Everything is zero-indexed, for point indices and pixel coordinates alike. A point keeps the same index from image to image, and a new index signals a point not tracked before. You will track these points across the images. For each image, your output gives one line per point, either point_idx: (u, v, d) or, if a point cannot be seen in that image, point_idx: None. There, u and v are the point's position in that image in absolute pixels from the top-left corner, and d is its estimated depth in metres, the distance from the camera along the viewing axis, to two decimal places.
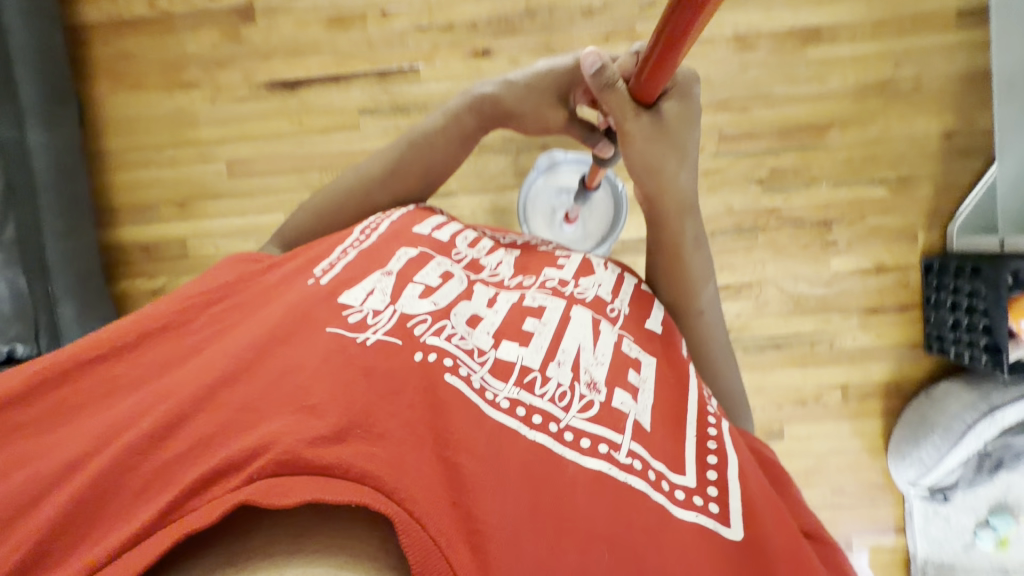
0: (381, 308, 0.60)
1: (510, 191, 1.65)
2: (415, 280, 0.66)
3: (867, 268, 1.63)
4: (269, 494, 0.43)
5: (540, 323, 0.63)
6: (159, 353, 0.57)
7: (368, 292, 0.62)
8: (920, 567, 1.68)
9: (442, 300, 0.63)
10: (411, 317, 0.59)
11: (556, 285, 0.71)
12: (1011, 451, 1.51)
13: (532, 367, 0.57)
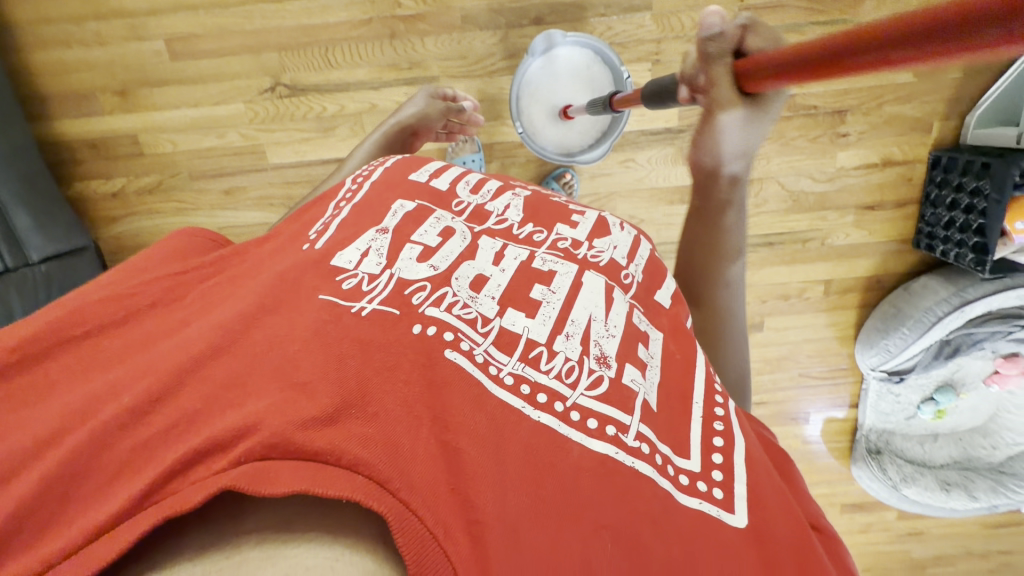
0: (376, 272, 0.61)
1: (499, 76, 1.48)
2: (412, 239, 0.66)
3: (873, 163, 1.56)
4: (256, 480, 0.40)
5: (548, 291, 0.64)
6: (146, 329, 0.55)
7: (362, 253, 0.63)
8: (865, 434, 1.91)
9: (440, 263, 0.64)
10: (409, 283, 0.60)
11: (568, 246, 0.71)
12: (970, 340, 1.62)
13: (538, 341, 0.58)
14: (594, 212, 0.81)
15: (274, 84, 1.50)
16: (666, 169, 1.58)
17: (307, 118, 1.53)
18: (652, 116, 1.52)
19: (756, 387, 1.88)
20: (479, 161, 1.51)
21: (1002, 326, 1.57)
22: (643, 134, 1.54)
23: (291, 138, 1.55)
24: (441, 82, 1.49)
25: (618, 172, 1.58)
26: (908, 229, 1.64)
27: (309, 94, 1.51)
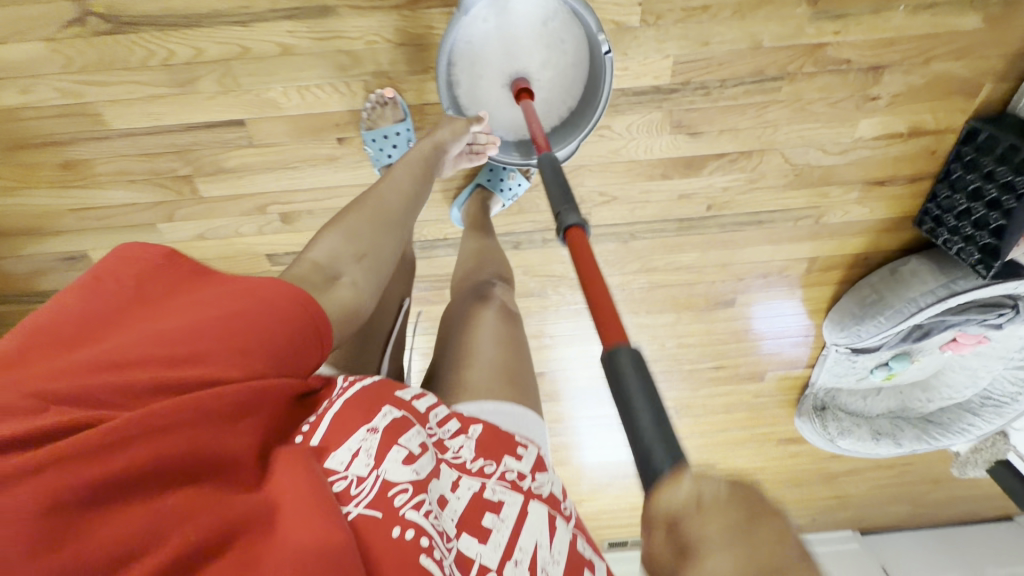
0: (365, 474, 0.55)
1: (428, 8, 1.03)
2: (400, 441, 0.58)
3: (898, 132, 1.27)
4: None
5: (499, 518, 0.58)
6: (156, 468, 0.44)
7: (353, 452, 0.57)
8: (814, 391, 1.93)
9: (424, 470, 0.57)
10: (392, 486, 0.54)
11: (515, 477, 0.63)
12: (943, 324, 1.53)
13: (490, 567, 0.54)
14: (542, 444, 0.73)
15: (82, 14, 1.01)
16: (648, 139, 1.23)
17: (150, 65, 1.06)
18: (638, 71, 1.13)
19: (718, 355, 1.82)
20: (408, 133, 1.12)
21: (979, 314, 1.47)
22: (624, 94, 1.16)
23: (133, 94, 1.09)
24: (340, 15, 1.03)
25: (588, 142, 1.23)
26: (914, 205, 1.43)
27: (144, 29, 1.03)
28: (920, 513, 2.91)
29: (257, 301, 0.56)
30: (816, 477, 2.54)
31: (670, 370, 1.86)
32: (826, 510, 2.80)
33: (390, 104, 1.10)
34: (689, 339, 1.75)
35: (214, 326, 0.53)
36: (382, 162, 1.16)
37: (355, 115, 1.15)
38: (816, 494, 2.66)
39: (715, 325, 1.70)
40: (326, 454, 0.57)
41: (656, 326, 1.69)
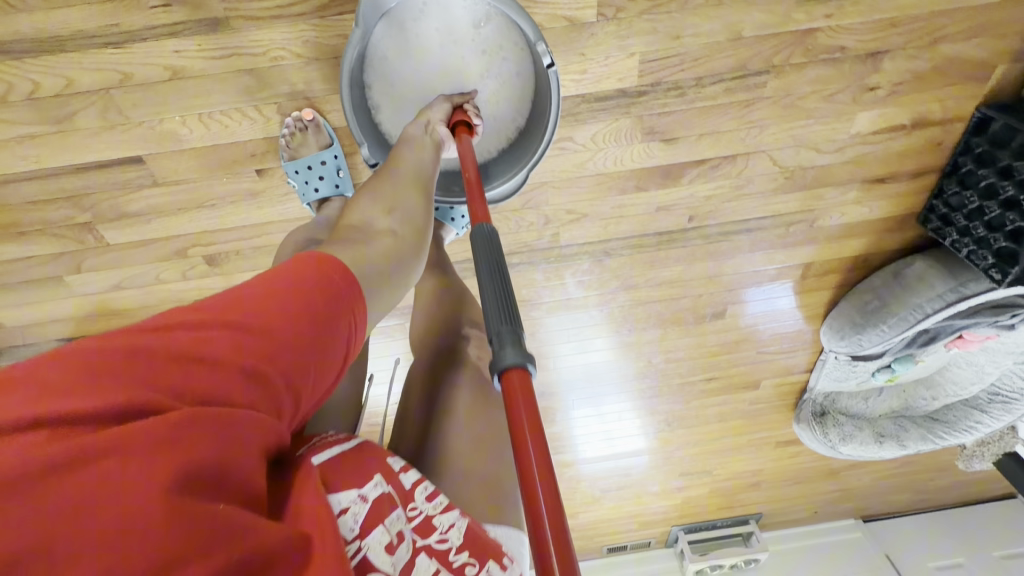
0: (347, 538, 0.48)
1: (339, 14, 0.85)
2: (386, 522, 0.52)
3: (900, 125, 1.12)
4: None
5: None
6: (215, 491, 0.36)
7: (340, 507, 0.50)
8: (813, 395, 1.82)
9: (400, 566, 0.50)
10: (369, 573, 0.48)
11: None
12: (950, 328, 1.41)
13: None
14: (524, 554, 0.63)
15: None
16: (618, 149, 1.07)
17: (13, 100, 0.88)
18: (599, 74, 0.96)
19: (709, 366, 1.69)
20: (337, 160, 0.95)
21: (992, 316, 1.34)
22: (585, 101, 1.00)
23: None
24: (235, 28, 0.85)
25: (548, 157, 1.08)
26: (918, 202, 1.28)
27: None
28: (923, 498, 2.85)
29: (336, 293, 0.48)
30: (817, 473, 2.46)
31: (659, 385, 1.74)
32: (827, 502, 2.73)
33: (312, 127, 0.93)
34: (677, 353, 1.61)
35: (279, 313, 0.43)
36: (310, 198, 0.98)
37: (271, 144, 0.97)
38: (818, 488, 2.59)
39: (704, 338, 1.57)
40: (328, 489, 0.51)
41: (641, 343, 1.55)
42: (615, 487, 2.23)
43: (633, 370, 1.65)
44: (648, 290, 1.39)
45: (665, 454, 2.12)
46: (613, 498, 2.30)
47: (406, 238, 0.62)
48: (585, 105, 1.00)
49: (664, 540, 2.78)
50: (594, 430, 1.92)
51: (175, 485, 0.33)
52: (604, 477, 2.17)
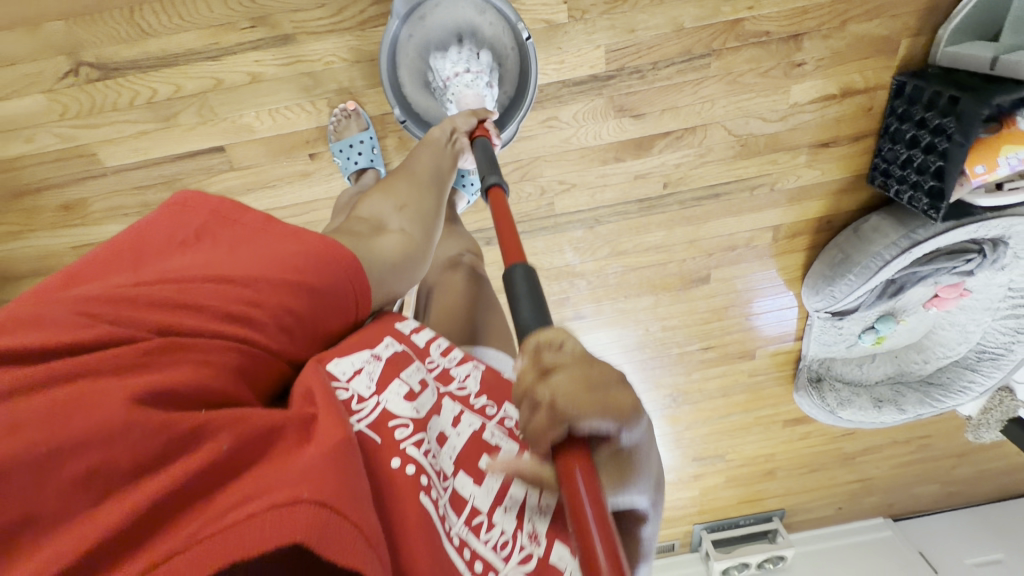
0: (365, 393, 0.62)
1: (375, 26, 1.14)
2: (401, 376, 0.65)
3: (832, 94, 1.35)
4: (321, 540, 0.40)
5: (496, 461, 0.61)
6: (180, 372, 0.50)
7: (356, 369, 0.64)
8: (808, 363, 1.93)
9: (423, 407, 0.63)
10: (393, 417, 0.60)
11: (519, 427, 0.66)
12: (915, 277, 1.57)
13: (481, 509, 0.59)
14: None
15: (76, 66, 1.12)
16: (596, 125, 1.33)
17: (136, 105, 1.17)
18: (574, 62, 1.24)
19: (704, 334, 1.84)
20: (371, 140, 1.20)
21: (947, 262, 1.52)
22: (565, 86, 1.26)
23: (122, 133, 1.19)
24: (299, 43, 1.14)
25: (540, 134, 1.33)
26: (863, 164, 1.49)
27: (128, 74, 1.14)
28: (951, 493, 2.79)
29: (283, 245, 0.66)
30: (833, 461, 2.48)
31: (660, 357, 1.88)
32: (851, 498, 2.69)
33: (352, 115, 1.20)
34: (672, 321, 1.78)
35: (235, 274, 0.61)
36: (352, 171, 1.21)
37: (323, 131, 1.25)
38: (836, 479, 2.58)
39: (694, 303, 1.74)
40: (333, 361, 0.63)
41: (637, 310, 1.73)
42: None
43: (634, 340, 1.81)
44: (637, 255, 1.59)
45: (676, 436, 2.21)
46: None
47: (411, 239, 0.85)
48: (566, 88, 1.26)
49: (689, 543, 2.73)
50: None
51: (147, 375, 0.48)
52: None
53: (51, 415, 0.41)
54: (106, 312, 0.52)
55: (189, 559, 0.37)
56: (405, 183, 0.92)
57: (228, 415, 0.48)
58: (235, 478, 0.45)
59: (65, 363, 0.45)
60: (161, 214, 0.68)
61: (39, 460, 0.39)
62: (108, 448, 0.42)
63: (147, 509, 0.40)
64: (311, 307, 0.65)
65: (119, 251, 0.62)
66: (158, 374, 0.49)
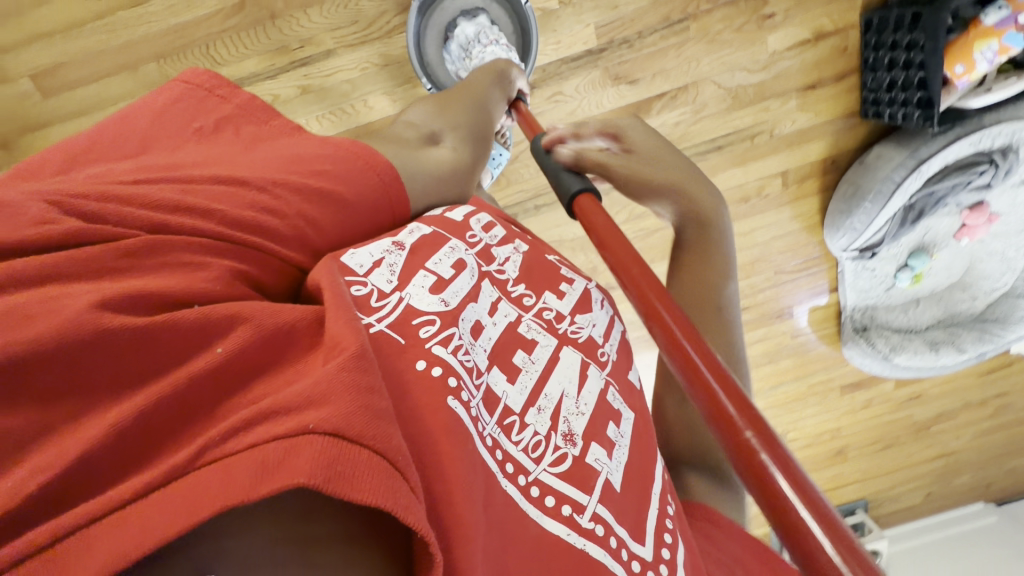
0: (387, 288, 0.58)
1: (400, 34, 1.38)
2: (426, 268, 0.62)
3: (806, 39, 1.50)
4: (328, 480, 0.33)
5: (529, 359, 0.62)
6: (172, 278, 0.46)
7: (375, 260, 0.61)
8: (849, 315, 1.92)
9: (452, 298, 0.60)
10: (418, 313, 0.56)
11: (552, 318, 0.69)
12: (932, 199, 1.59)
13: (514, 409, 0.56)
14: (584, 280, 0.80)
15: None
16: (596, 95, 1.50)
17: None
18: (569, 41, 1.44)
19: None
20: None
21: (962, 177, 1.55)
22: (564, 63, 1.45)
23: None
24: (339, 55, 1.38)
25: (548, 110, 1.50)
26: (854, 101, 1.59)
27: None
28: None
29: (305, 152, 0.65)
30: (907, 434, 2.26)
31: None
32: (938, 482, 2.39)
33: None
34: None
35: (263, 175, 0.60)
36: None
37: (361, 130, 1.45)
38: (916, 456, 2.30)
39: None
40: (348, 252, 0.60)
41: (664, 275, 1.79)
42: None
43: None
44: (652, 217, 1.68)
45: None
46: None
47: (460, 156, 0.89)
48: (566, 65, 1.45)
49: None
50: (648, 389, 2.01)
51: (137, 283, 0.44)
52: None
53: (9, 322, 0.36)
54: (93, 205, 0.49)
55: (179, 491, 0.32)
56: (456, 108, 0.97)
57: (225, 316, 0.43)
58: (231, 395, 0.39)
59: (35, 266, 0.41)
60: (176, 95, 0.67)
61: (4, 364, 0.35)
62: (80, 360, 0.37)
63: (125, 432, 0.35)
64: (332, 216, 0.63)
65: (127, 133, 0.62)
66: (142, 280, 0.45)
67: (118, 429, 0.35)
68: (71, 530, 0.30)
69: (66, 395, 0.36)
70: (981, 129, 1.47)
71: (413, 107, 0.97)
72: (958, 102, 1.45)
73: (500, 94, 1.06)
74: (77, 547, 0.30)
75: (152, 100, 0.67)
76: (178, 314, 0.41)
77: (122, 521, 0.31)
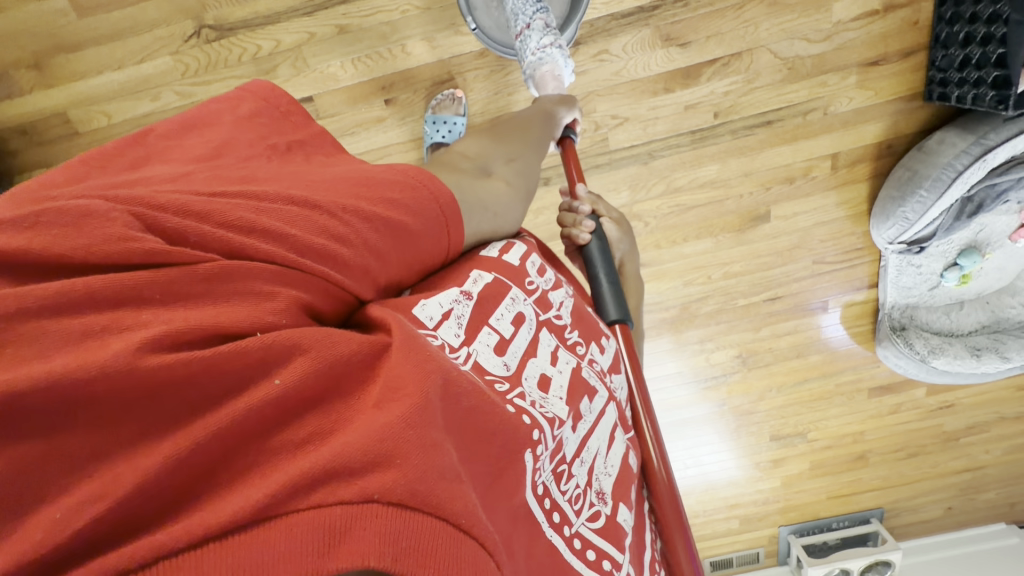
0: (456, 343, 0.54)
1: None
2: (490, 324, 0.58)
3: (873, 10, 1.44)
4: (404, 557, 0.33)
5: (591, 407, 0.61)
6: (232, 311, 0.41)
7: (445, 312, 0.56)
8: (887, 313, 1.82)
9: (512, 360, 0.57)
10: (486, 372, 0.54)
11: (600, 369, 0.66)
12: (994, 193, 1.50)
13: (567, 457, 0.54)
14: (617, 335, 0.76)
15: (198, 28, 1.36)
16: (644, 56, 1.44)
17: (242, 61, 1.38)
18: None
19: (769, 282, 1.78)
20: (461, 125, 1.37)
21: None
22: (613, 18, 1.40)
23: (230, 87, 1.40)
24: None
25: (592, 69, 1.45)
26: (918, 82, 1.52)
27: (240, 33, 1.36)
28: None
29: (373, 175, 0.55)
30: (934, 444, 2.16)
31: (724, 310, 1.82)
32: (961, 496, 2.28)
33: (456, 100, 1.39)
34: (735, 266, 1.74)
35: (327, 195, 0.50)
36: (433, 142, 1.38)
37: (397, 77, 1.40)
38: (941, 467, 2.21)
39: (756, 245, 1.71)
40: (419, 302, 0.54)
41: (697, 254, 1.71)
42: (698, 464, 2.13)
43: (695, 291, 1.78)
44: (692, 192, 1.62)
45: (749, 409, 2.03)
46: (702, 480, 2.17)
47: (516, 190, 0.76)
48: (617, 20, 1.40)
49: (776, 553, 2.29)
50: (668, 372, 1.94)
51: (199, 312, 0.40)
52: (690, 446, 2.10)
53: (85, 345, 0.35)
54: (172, 219, 0.43)
55: (246, 557, 0.31)
56: (510, 137, 0.86)
57: (283, 349, 0.40)
58: (284, 429, 0.38)
59: (109, 283, 0.38)
60: (245, 117, 0.59)
61: (74, 386, 0.33)
62: (147, 392, 0.35)
63: (185, 464, 0.34)
64: (398, 248, 0.53)
65: (199, 149, 0.54)
66: (210, 309, 0.41)
67: (174, 461, 0.34)
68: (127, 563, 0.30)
69: (129, 420, 0.35)
70: None
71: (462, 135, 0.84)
72: None
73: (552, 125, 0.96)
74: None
75: (223, 108, 0.59)
76: (239, 342, 0.38)
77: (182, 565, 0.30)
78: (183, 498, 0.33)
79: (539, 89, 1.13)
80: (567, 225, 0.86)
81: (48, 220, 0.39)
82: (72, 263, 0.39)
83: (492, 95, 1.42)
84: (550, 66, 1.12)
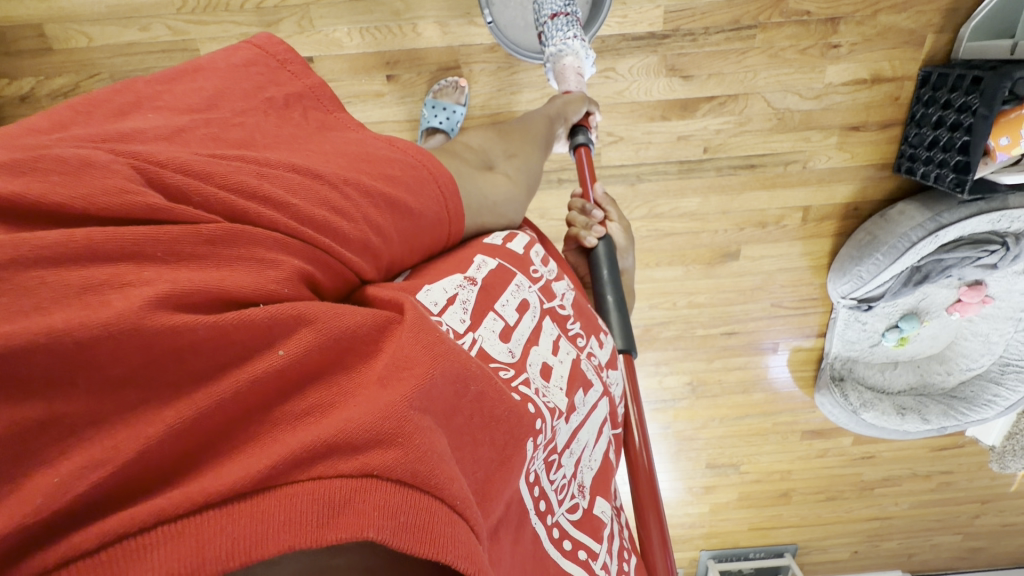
0: (461, 329, 0.55)
1: None
2: (494, 309, 0.60)
3: (862, 79, 1.53)
4: (401, 538, 0.33)
5: (584, 400, 0.61)
6: (237, 277, 0.40)
7: (449, 297, 0.57)
8: (830, 362, 1.92)
9: (517, 347, 0.58)
10: (491, 359, 0.55)
11: (597, 363, 0.67)
12: (940, 266, 1.62)
13: (558, 447, 0.56)
14: (617, 333, 0.78)
15: None
16: (647, 81, 1.48)
17: (245, 9, 1.33)
18: (635, 19, 1.42)
19: (728, 317, 1.86)
20: (459, 115, 1.38)
21: (972, 251, 1.57)
22: (624, 40, 1.44)
23: (227, 33, 1.35)
24: None
25: (596, 84, 1.48)
26: (891, 153, 1.63)
27: None
28: (975, 551, 2.52)
29: (374, 150, 0.56)
30: (851, 491, 2.31)
31: (683, 337, 1.88)
32: (867, 542, 2.44)
33: (458, 89, 1.39)
34: (700, 297, 1.81)
35: (330, 166, 0.51)
36: (430, 126, 1.38)
37: (404, 55, 1.39)
38: (853, 513, 2.36)
39: (722, 280, 1.78)
40: (423, 287, 0.55)
41: (665, 281, 1.77)
42: None
43: (659, 315, 1.84)
44: (671, 220, 1.67)
45: (690, 436, 2.11)
46: None
47: (517, 185, 0.78)
48: (627, 42, 1.44)
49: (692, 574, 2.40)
50: None
51: (206, 273, 0.39)
52: None
53: (83, 301, 0.33)
54: (174, 176, 0.42)
55: (245, 527, 0.31)
56: (518, 140, 0.88)
57: (290, 317, 0.40)
58: (286, 401, 0.38)
59: (108, 237, 0.36)
60: (243, 63, 0.56)
61: (63, 351, 0.31)
62: (142, 356, 0.34)
63: (183, 435, 0.34)
64: (400, 228, 0.54)
65: (191, 98, 0.51)
66: (214, 272, 0.40)
67: (175, 432, 0.33)
68: (123, 536, 0.29)
69: (125, 384, 0.33)
70: (1003, 210, 1.50)
71: (470, 128, 0.85)
72: (992, 175, 1.46)
73: (552, 136, 0.99)
74: (134, 552, 0.29)
75: (220, 57, 0.57)
76: (248, 311, 0.38)
77: (182, 534, 0.30)
78: (180, 468, 0.34)
79: (559, 81, 1.15)
80: (577, 226, 0.90)
81: (44, 165, 0.37)
82: (69, 214, 0.37)
83: (495, 91, 1.42)
84: (572, 59, 1.15)
